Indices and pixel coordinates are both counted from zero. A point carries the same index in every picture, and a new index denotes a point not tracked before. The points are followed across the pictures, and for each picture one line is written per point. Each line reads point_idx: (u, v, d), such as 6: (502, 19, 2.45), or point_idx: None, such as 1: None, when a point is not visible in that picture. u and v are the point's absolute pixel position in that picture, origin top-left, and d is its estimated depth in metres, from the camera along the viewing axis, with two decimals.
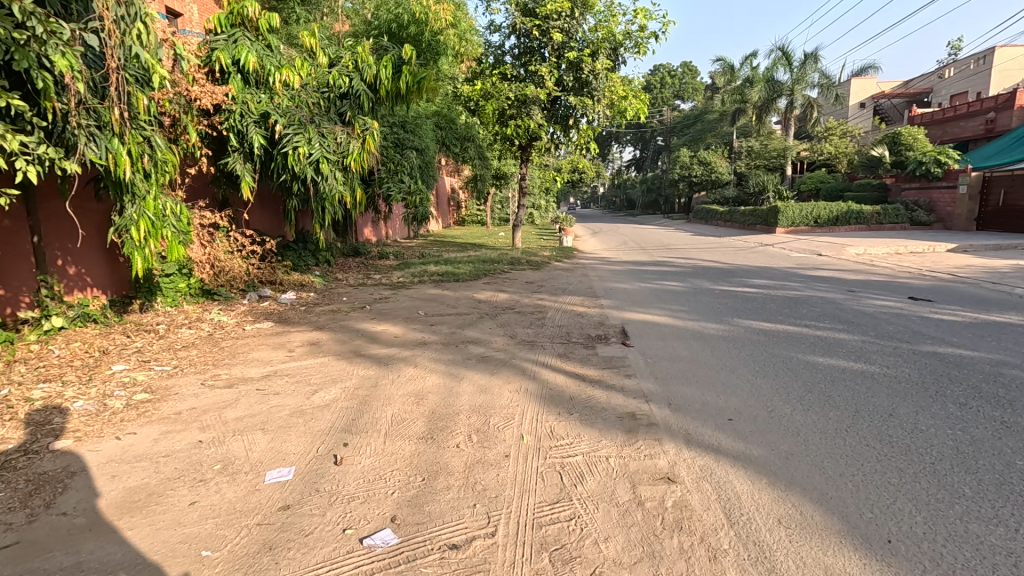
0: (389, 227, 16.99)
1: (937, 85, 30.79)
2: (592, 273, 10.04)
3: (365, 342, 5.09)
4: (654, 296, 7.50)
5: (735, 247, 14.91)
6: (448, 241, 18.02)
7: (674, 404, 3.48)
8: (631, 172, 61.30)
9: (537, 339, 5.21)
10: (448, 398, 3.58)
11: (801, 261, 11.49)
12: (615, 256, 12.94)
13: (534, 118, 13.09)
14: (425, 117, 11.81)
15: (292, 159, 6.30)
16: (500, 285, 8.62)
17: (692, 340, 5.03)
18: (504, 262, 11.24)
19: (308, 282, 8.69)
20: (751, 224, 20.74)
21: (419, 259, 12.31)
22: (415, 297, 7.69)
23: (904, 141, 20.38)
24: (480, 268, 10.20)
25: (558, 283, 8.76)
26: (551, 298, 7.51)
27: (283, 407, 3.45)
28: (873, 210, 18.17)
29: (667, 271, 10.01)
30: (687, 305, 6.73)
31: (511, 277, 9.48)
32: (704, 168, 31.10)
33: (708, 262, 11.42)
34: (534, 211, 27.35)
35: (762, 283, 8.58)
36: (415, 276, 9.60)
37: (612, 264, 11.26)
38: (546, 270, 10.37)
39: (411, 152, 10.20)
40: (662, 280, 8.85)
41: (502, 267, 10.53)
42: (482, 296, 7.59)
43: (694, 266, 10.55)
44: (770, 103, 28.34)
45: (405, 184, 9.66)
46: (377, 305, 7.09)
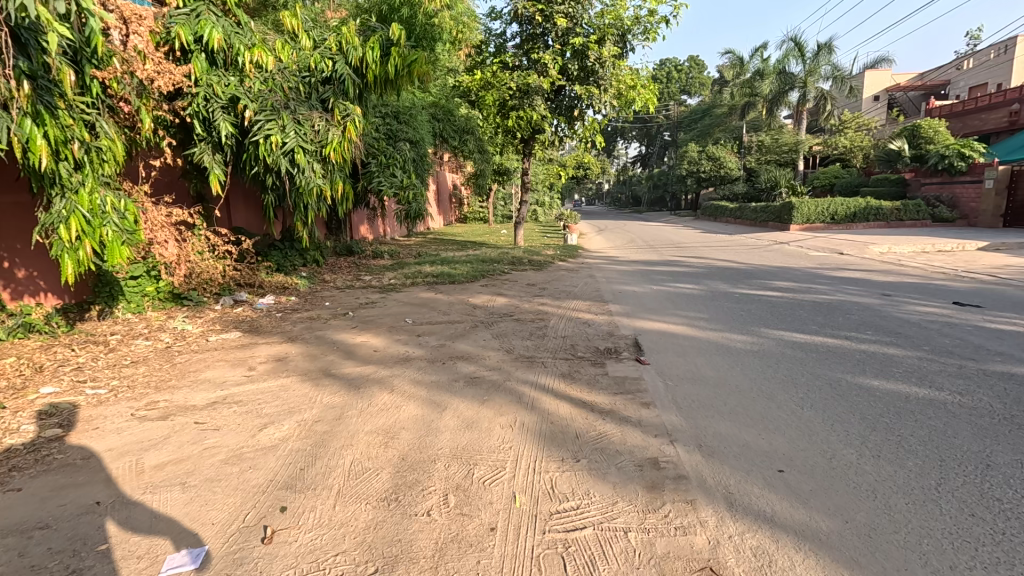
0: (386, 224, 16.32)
1: (955, 77, 29.77)
2: (599, 274, 9.31)
3: (338, 358, 4.41)
4: (669, 301, 6.77)
5: (749, 245, 14.16)
6: (448, 239, 17.34)
7: (705, 445, 2.80)
8: (636, 168, 60.36)
9: (537, 354, 4.51)
10: (424, 437, 2.90)
11: (823, 261, 10.72)
12: (623, 256, 12.21)
13: (537, 108, 12.38)
14: (421, 107, 11.15)
15: (264, 150, 5.65)
16: (499, 287, 7.93)
17: (717, 355, 4.34)
18: (504, 261, 10.58)
19: (291, 284, 8.05)
20: (763, 221, 19.94)
21: (415, 258, 11.63)
22: (404, 301, 6.99)
23: (924, 134, 19.83)
24: (478, 269, 9.50)
25: (562, 286, 8.04)
26: (553, 302, 6.80)
27: (219, 450, 2.77)
28: (893, 206, 17.34)
29: (680, 272, 9.27)
30: (706, 312, 6.00)
31: (512, 278, 8.76)
32: (713, 164, 30.25)
33: (723, 262, 10.68)
34: (538, 208, 26.61)
35: (785, 285, 7.84)
36: (408, 277, 8.93)
37: (619, 264, 10.54)
38: (549, 271, 9.68)
39: (405, 143, 9.57)
40: (676, 282, 8.12)
41: (502, 267, 9.86)
42: (478, 301, 6.88)
43: (708, 267, 9.81)
44: (782, 96, 27.43)
45: (397, 178, 9.08)
46: (361, 311, 6.40)
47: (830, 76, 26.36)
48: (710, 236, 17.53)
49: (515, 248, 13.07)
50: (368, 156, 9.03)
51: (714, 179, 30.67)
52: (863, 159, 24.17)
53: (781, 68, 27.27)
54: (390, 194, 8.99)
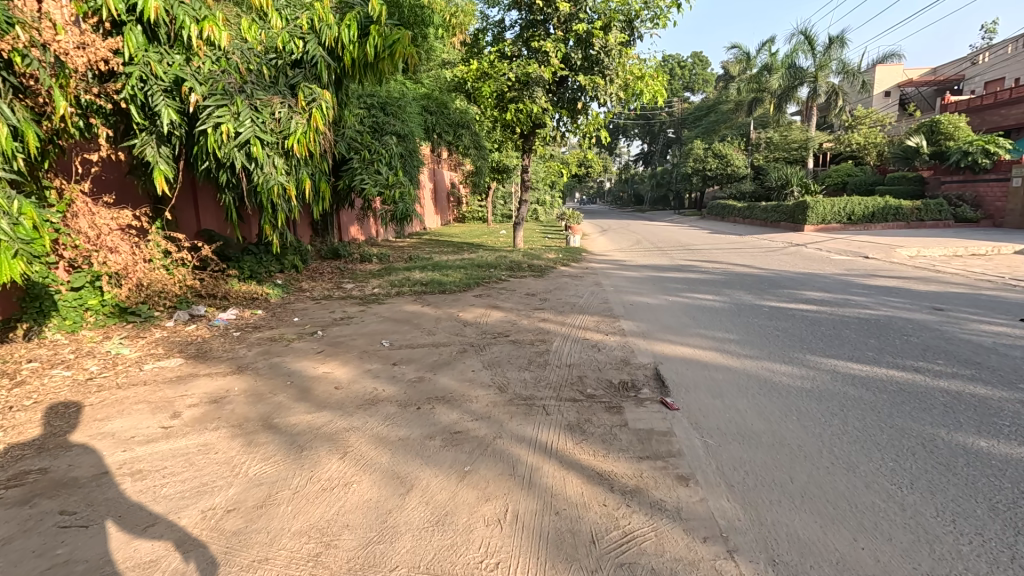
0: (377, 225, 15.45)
1: (970, 71, 28.80)
2: (606, 282, 8.41)
3: (289, 400, 3.52)
4: (688, 316, 5.87)
5: (764, 248, 13.26)
6: (443, 241, 16.47)
7: (780, 561, 1.93)
8: (639, 167, 59.33)
9: (536, 393, 3.62)
10: (374, 545, 2.02)
11: (849, 266, 9.82)
12: (630, 259, 11.31)
13: (538, 101, 11.49)
14: (410, 99, 10.29)
15: (213, 141, 4.75)
16: (495, 298, 7.05)
17: (764, 397, 3.45)
18: (500, 267, 9.73)
19: (260, 294, 7.21)
20: (775, 221, 19.04)
21: (406, 262, 10.73)
22: (385, 317, 6.09)
23: (943, 129, 19.05)
24: (471, 276, 8.60)
25: (565, 297, 7.14)
26: (556, 318, 5.90)
27: (71, 570, 1.91)
28: (913, 206, 16.44)
29: (695, 279, 8.38)
30: (736, 332, 5.11)
31: (509, 287, 7.87)
32: (719, 162, 29.28)
33: (740, 267, 9.79)
34: (538, 207, 25.73)
35: (817, 296, 6.95)
36: (393, 285, 8.02)
37: (627, 270, 9.65)
38: (551, 278, 8.81)
39: (391, 138, 8.69)
40: (692, 293, 7.22)
41: (498, 273, 9.01)
42: (469, 316, 5.98)
43: (726, 273, 8.91)
44: (791, 91, 26.77)
45: (382, 175, 8.22)
46: (333, 329, 5.51)
47: (841, 70, 25.44)
48: (719, 237, 16.63)
49: (513, 251, 12.18)
50: (349, 151, 8.13)
51: (720, 177, 29.71)
52: (876, 156, 23.23)
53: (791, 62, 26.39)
54: (374, 192, 8.09)
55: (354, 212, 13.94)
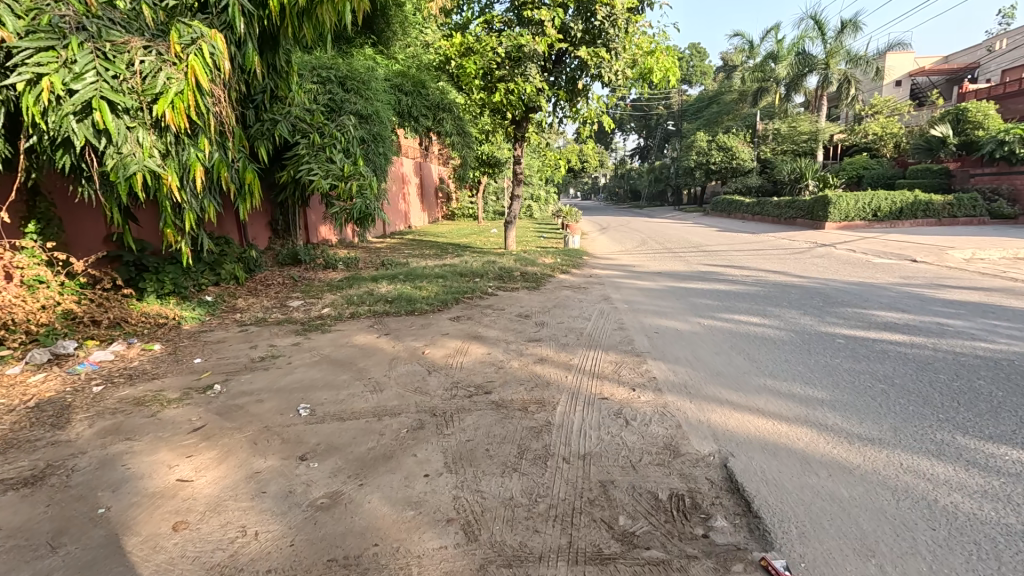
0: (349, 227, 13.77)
1: (985, 59, 27.45)
2: (617, 297, 6.81)
3: (69, 569, 1.89)
4: (737, 352, 4.30)
5: (789, 249, 11.69)
6: (426, 242, 14.78)
7: None
8: (635, 162, 57.63)
9: (530, 545, 2.03)
10: None
11: (902, 273, 8.27)
12: (639, 264, 9.69)
13: (532, 79, 9.83)
14: (379, 74, 8.61)
15: (29, 102, 3.04)
16: (476, 323, 5.42)
17: (949, 554, 1.89)
18: (486, 275, 8.12)
19: (170, 320, 5.56)
20: (791, 218, 17.49)
21: (377, 270, 9.09)
22: (324, 354, 4.45)
23: (971, 118, 17.60)
24: (450, 288, 6.99)
25: (568, 321, 5.54)
26: (558, 357, 4.29)
27: None
28: (944, 201, 14.96)
29: (727, 293, 6.80)
30: (821, 386, 3.51)
31: (497, 305, 6.25)
32: (724, 155, 27.58)
33: (774, 274, 8.20)
34: (531, 203, 24.04)
35: (894, 316, 5.38)
36: (350, 301, 6.43)
37: (640, 279, 8.04)
38: (548, 290, 7.20)
39: (351, 119, 7.02)
40: (732, 314, 5.66)
41: (482, 285, 7.39)
42: (438, 355, 4.35)
43: (760, 283, 7.35)
44: (800, 79, 25.46)
45: (336, 164, 6.55)
46: (242, 379, 3.87)
47: (853, 57, 23.91)
48: (733, 236, 15.07)
49: (504, 255, 10.58)
50: (294, 134, 6.47)
51: (724, 172, 28.05)
52: (893, 149, 21.74)
53: (800, 49, 24.94)
54: (325, 187, 6.43)
55: (320, 210, 12.26)
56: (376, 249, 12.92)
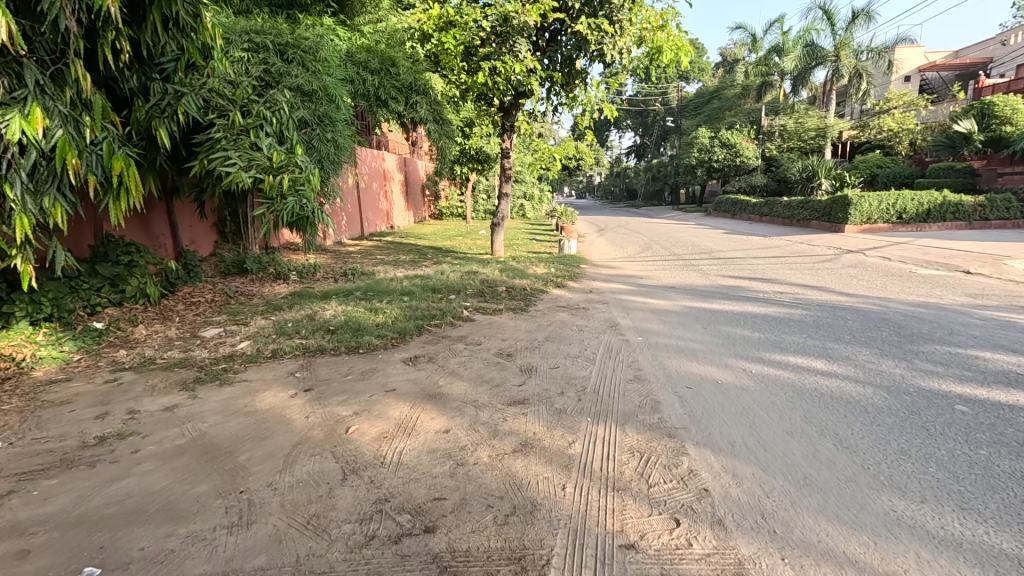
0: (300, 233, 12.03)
1: (999, 54, 26.35)
2: (625, 323, 5.38)
3: None
4: (818, 430, 2.88)
5: (813, 257, 10.31)
6: (404, 245, 13.30)
7: None
8: (631, 160, 56.21)
9: None
10: None
11: (966, 288, 6.90)
12: (647, 276, 8.25)
13: (523, 58, 8.36)
14: (334, 46, 7.11)
15: None
16: (438, 369, 3.94)
17: None
18: (463, 292, 6.65)
19: (10, 367, 3.97)
20: (805, 220, 16.13)
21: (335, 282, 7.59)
22: (199, 431, 2.97)
23: (998, 112, 16.34)
24: (415, 311, 5.51)
25: (565, 365, 4.08)
26: (550, 442, 2.83)
27: None
28: (975, 202, 13.69)
29: (766, 319, 5.38)
30: (997, 521, 2.07)
31: (471, 339, 4.76)
32: (727, 152, 26.15)
33: (812, 290, 6.79)
34: (524, 202, 22.62)
35: (1007, 358, 3.97)
36: (282, 330, 4.96)
37: (651, 297, 6.59)
38: (539, 313, 5.74)
39: (289, 96, 5.51)
40: (783, 354, 4.24)
41: (456, 306, 5.92)
42: (368, 436, 2.87)
43: (802, 305, 5.94)
44: (808, 72, 24.37)
45: (264, 151, 5.04)
46: (34, 492, 2.37)
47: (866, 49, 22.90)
48: (745, 239, 13.67)
49: (489, 263, 9.11)
50: (209, 111, 4.99)
51: (727, 170, 26.64)
52: (909, 146, 20.47)
53: (807, 40, 23.66)
54: (247, 181, 4.90)
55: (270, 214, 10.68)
56: (347, 256, 11.39)
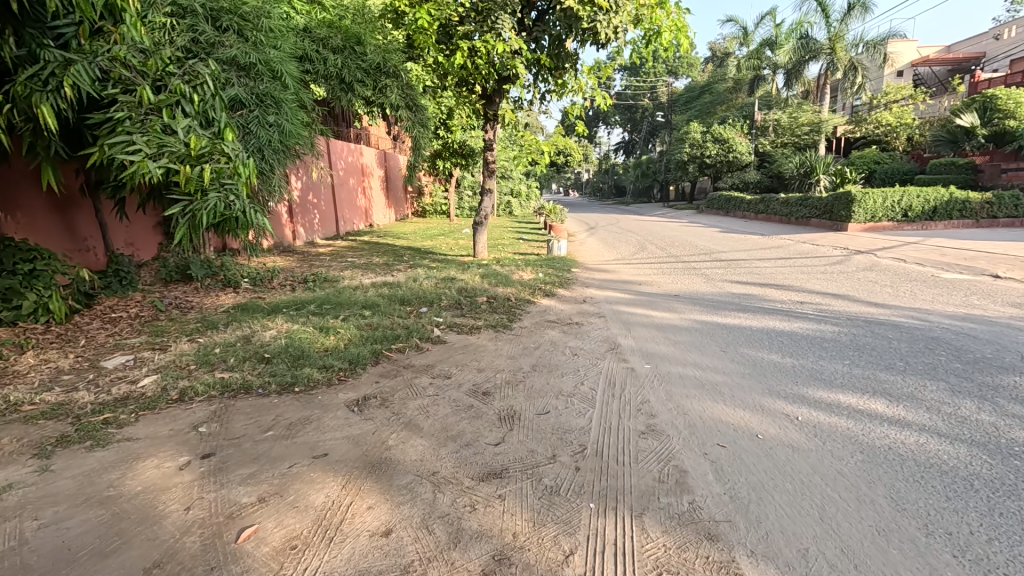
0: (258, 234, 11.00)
1: (992, 49, 26.04)
2: (626, 344, 4.50)
3: None
4: (919, 527, 2.02)
5: (822, 259, 9.55)
6: (381, 246, 12.32)
7: None
8: (619, 156, 55.56)
9: None
10: None
11: (1003, 295, 6.15)
12: (645, 282, 7.39)
13: (507, 36, 7.41)
14: (284, 16, 6.08)
15: None
16: (390, 419, 3.02)
17: None
18: (435, 305, 5.71)
19: None
20: (804, 218, 15.42)
21: (290, 292, 6.63)
22: (20, 538, 2.01)
23: (1000, 106, 15.80)
24: (373, 332, 4.56)
25: (557, 408, 3.18)
26: (536, 554, 1.92)
27: None
28: (982, 199, 13.09)
29: (793, 338, 4.54)
30: None
31: (439, 369, 3.82)
32: (719, 147, 25.43)
33: (834, 299, 5.99)
34: (511, 199, 21.77)
35: None
36: (203, 359, 3.98)
37: (654, 310, 5.73)
38: (524, 332, 4.83)
39: (217, 68, 4.49)
40: (829, 391, 3.38)
41: (425, 324, 4.98)
42: (267, 548, 1.94)
43: (828, 319, 5.12)
44: (802, 65, 23.87)
45: (182, 134, 3.99)
46: None
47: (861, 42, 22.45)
48: (744, 238, 12.89)
49: (470, 267, 8.19)
50: (112, 85, 3.96)
51: (720, 166, 25.93)
52: (906, 141, 19.93)
53: (801, 32, 23.05)
54: (156, 173, 3.81)
55: None
56: (315, 259, 10.37)
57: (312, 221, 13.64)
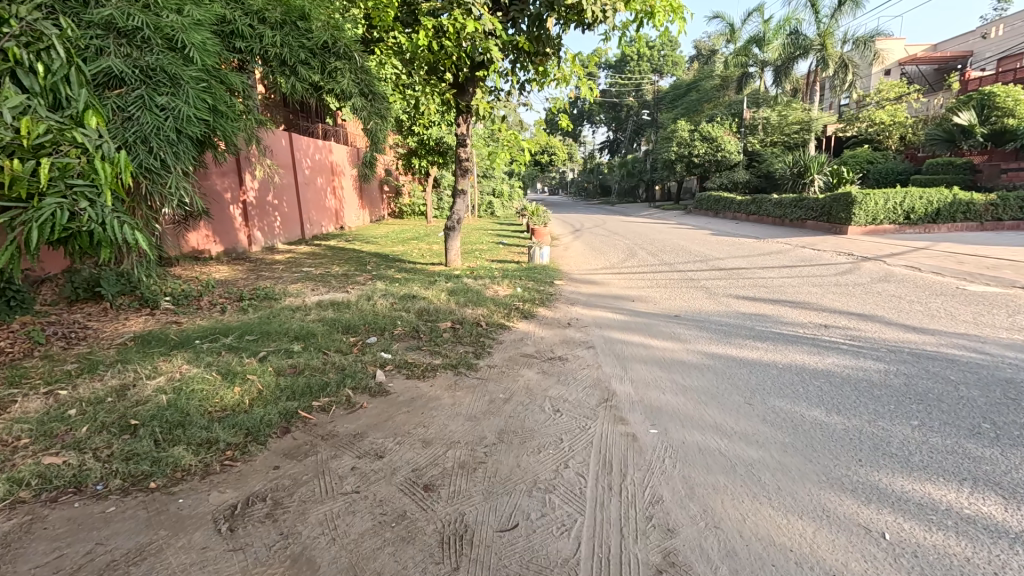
0: (201, 240, 9.81)
1: (980, 47, 25.75)
2: (623, 394, 3.49)
3: None
4: None
5: (829, 268, 8.70)
6: (345, 253, 11.21)
7: None
8: (604, 155, 54.84)
9: None
10: None
11: None
12: (639, 299, 6.42)
13: (477, 11, 6.36)
14: None
15: None
16: (271, 550, 1.96)
17: None
18: (386, 334, 4.65)
19: None
20: (800, 220, 14.66)
21: (217, 315, 5.50)
22: None
23: (999, 103, 15.23)
24: (294, 380, 3.49)
25: (528, 520, 2.17)
26: None
27: None
28: (987, 201, 12.41)
29: (834, 383, 3.57)
30: None
31: (369, 444, 2.77)
32: (708, 146, 24.69)
33: (861, 321, 5.08)
34: (492, 199, 20.79)
35: None
36: (44, 427, 2.88)
37: (653, 338, 4.74)
38: (493, 375, 3.79)
39: (74, 26, 3.27)
40: (911, 479, 2.41)
41: (366, 364, 3.91)
42: None
43: (867, 352, 4.16)
44: (791, 63, 23.29)
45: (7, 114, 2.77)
46: None
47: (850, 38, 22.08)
48: (739, 243, 12.02)
49: (438, 280, 7.15)
50: None
51: (708, 165, 25.21)
52: (899, 141, 19.34)
53: (791, 28, 22.45)
54: None
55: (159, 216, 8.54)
56: (267, 268, 9.21)
57: (273, 224, 12.55)
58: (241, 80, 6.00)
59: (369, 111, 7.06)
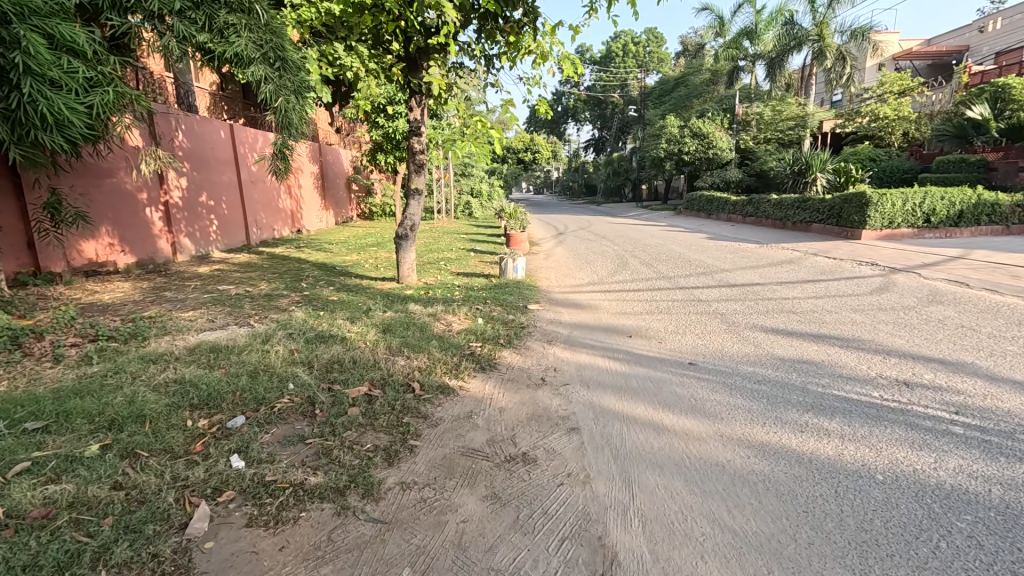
0: (107, 250, 8.05)
1: (975, 42, 24.96)
2: (630, 561, 1.92)
3: None
4: None
5: (860, 283, 7.28)
6: (288, 263, 9.53)
7: None
8: (588, 153, 53.51)
9: None
10: None
11: None
12: (638, 333, 4.89)
13: None
14: None
15: None
16: None
17: None
18: (262, 416, 3.01)
19: None
20: (804, 222, 13.33)
21: (38, 371, 3.79)
22: None
23: (1015, 96, 14.09)
24: (14, 550, 1.85)
25: None
26: None
27: None
28: (1014, 201, 11.19)
29: (995, 528, 2.04)
30: None
31: None
32: (699, 142, 22.92)
33: (954, 376, 3.61)
34: (469, 199, 19.23)
35: None
36: None
37: (666, 411, 3.18)
38: (404, 512, 2.19)
39: None
40: None
41: (190, 490, 2.28)
42: None
43: (1003, 445, 2.66)
44: (784, 56, 22.14)
45: None
46: None
47: (847, 28, 21.06)
48: (743, 249, 10.62)
49: (379, 305, 5.56)
50: None
51: (698, 164, 23.85)
52: (902, 137, 18.32)
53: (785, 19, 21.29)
54: None
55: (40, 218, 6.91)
56: (177, 285, 7.47)
57: (208, 229, 10.78)
58: (88, 35, 4.34)
59: (277, 85, 5.31)
